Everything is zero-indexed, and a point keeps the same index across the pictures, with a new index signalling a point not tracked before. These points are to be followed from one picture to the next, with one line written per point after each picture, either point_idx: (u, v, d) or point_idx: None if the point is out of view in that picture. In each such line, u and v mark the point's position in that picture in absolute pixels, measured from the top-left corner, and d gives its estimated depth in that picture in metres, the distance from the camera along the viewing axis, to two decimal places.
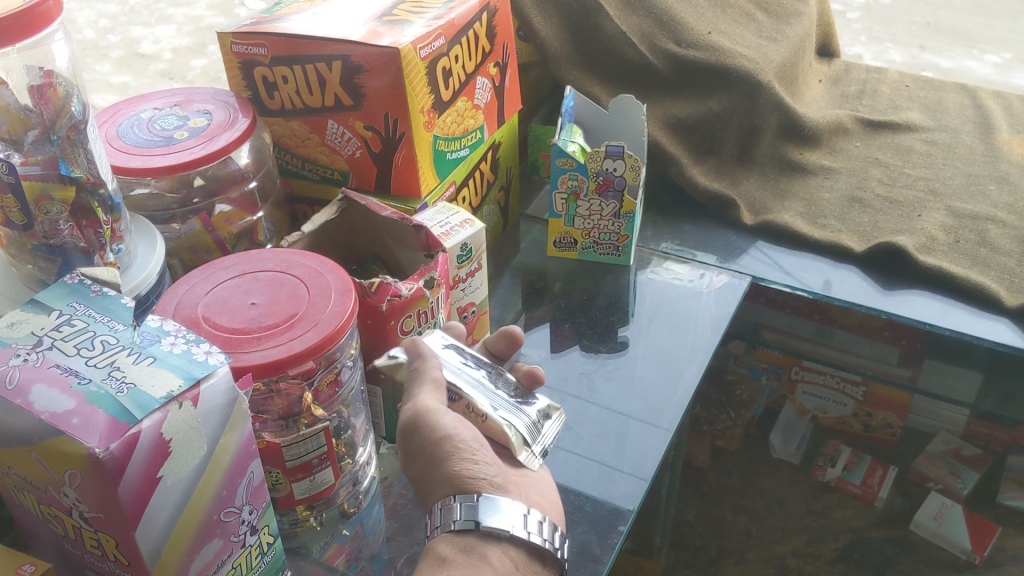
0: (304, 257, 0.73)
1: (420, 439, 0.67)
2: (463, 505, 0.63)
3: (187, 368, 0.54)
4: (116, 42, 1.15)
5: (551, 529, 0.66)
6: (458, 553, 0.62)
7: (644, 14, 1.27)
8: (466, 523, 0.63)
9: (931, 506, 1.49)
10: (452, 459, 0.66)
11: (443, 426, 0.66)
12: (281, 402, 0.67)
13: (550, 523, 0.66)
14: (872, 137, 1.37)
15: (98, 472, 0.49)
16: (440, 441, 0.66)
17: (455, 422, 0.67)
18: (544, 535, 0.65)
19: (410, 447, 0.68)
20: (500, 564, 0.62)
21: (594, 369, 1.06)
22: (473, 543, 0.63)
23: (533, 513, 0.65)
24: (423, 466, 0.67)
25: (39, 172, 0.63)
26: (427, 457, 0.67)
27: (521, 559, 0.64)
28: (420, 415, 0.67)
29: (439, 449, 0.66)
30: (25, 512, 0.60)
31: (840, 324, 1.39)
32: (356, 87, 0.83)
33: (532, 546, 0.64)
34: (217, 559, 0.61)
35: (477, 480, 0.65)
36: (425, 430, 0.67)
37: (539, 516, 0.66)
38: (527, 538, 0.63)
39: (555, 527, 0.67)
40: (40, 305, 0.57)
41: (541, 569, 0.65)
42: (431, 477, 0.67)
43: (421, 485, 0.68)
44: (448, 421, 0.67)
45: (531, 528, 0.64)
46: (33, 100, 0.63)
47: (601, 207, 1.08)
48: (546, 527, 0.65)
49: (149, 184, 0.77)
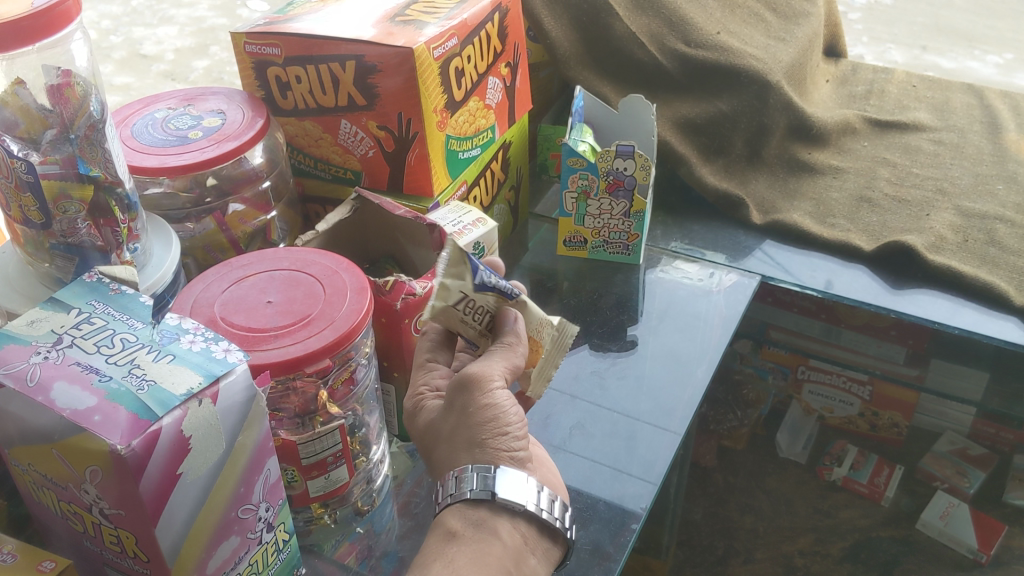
0: (319, 256, 0.74)
1: (468, 399, 0.66)
2: (479, 475, 0.64)
3: (207, 366, 0.54)
4: (119, 43, 1.15)
5: (561, 508, 0.67)
6: (468, 527, 0.63)
7: (652, 14, 1.28)
8: (481, 494, 0.63)
9: (938, 506, 1.50)
10: (486, 427, 0.65)
11: (493, 397, 0.65)
12: (296, 400, 0.68)
13: (560, 502, 0.67)
14: (879, 137, 1.37)
15: (119, 468, 0.50)
16: (484, 409, 0.65)
17: (506, 395, 0.66)
18: (554, 514, 0.66)
19: (452, 398, 0.67)
20: (509, 538, 0.63)
21: (605, 368, 1.06)
22: (484, 516, 0.64)
23: (546, 490, 0.66)
24: (456, 422, 0.66)
25: (57, 171, 0.64)
26: (465, 416, 0.66)
27: (530, 534, 0.65)
28: (478, 379, 0.65)
29: (480, 415, 0.65)
30: (43, 510, 0.61)
31: (847, 324, 1.40)
32: (369, 87, 0.83)
33: (543, 522, 0.65)
34: (234, 556, 0.61)
35: (499, 452, 0.65)
36: (480, 396, 0.65)
37: (551, 494, 0.67)
38: (538, 513, 0.64)
39: (565, 505, 0.68)
40: (60, 303, 0.58)
41: (549, 546, 0.67)
42: (461, 436, 0.66)
43: (449, 437, 0.67)
44: (500, 393, 0.66)
45: (544, 505, 0.65)
46: (52, 100, 0.64)
47: (611, 206, 1.09)
48: (558, 505, 0.66)
49: (162, 184, 0.78)
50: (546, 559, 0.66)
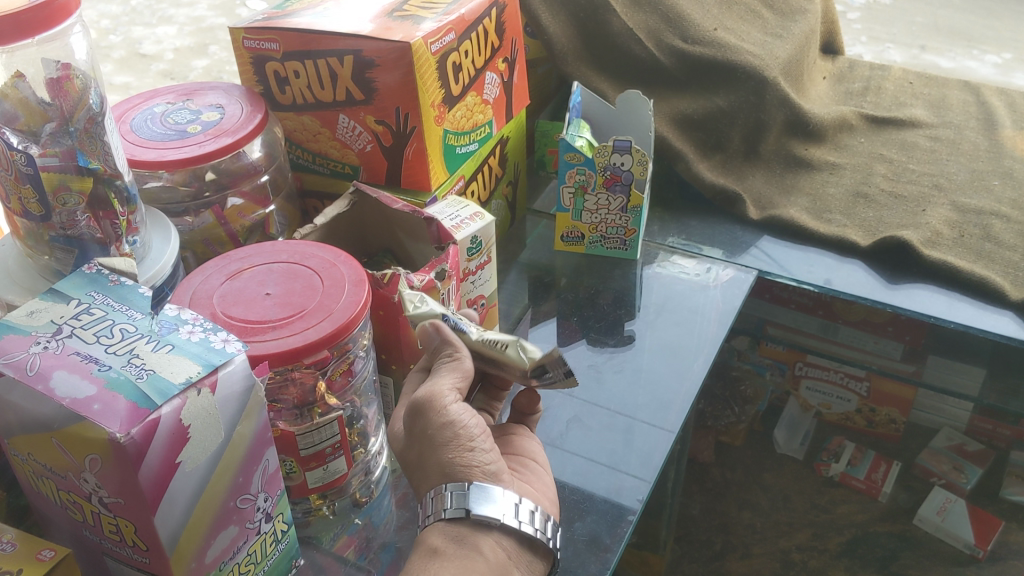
0: (317, 249, 0.74)
1: (425, 423, 0.67)
2: (454, 493, 0.64)
3: (205, 356, 0.55)
4: (118, 43, 1.16)
5: (543, 518, 0.67)
6: (450, 543, 0.64)
7: (650, 11, 1.28)
8: (457, 512, 0.64)
9: (936, 501, 1.51)
10: (450, 447, 0.66)
11: (448, 414, 0.66)
12: (295, 391, 0.68)
13: (542, 513, 0.67)
14: (876, 134, 1.38)
15: (119, 456, 0.50)
16: (443, 428, 0.66)
17: (462, 410, 0.66)
18: (536, 525, 0.66)
19: (413, 425, 0.68)
20: (491, 554, 0.64)
21: (602, 362, 1.07)
22: (465, 532, 0.64)
23: (525, 503, 0.66)
24: (422, 448, 0.67)
25: (57, 163, 0.64)
26: (427, 441, 0.67)
27: (513, 549, 0.65)
28: (429, 400, 0.66)
29: (440, 435, 0.66)
30: (43, 499, 0.61)
31: (845, 320, 1.41)
32: (367, 82, 0.84)
33: (523, 535, 0.65)
34: (233, 546, 0.62)
35: (471, 467, 0.65)
36: (434, 417, 0.66)
37: (531, 506, 0.66)
38: (518, 527, 0.64)
39: (548, 516, 0.68)
40: (59, 294, 0.58)
41: (533, 559, 0.67)
42: (429, 460, 0.67)
43: (419, 465, 0.68)
44: (454, 408, 0.66)
45: (523, 517, 0.65)
46: (51, 94, 0.64)
47: (608, 201, 1.09)
48: (538, 517, 0.66)
49: (161, 177, 0.78)
50: (532, 571, 0.67)
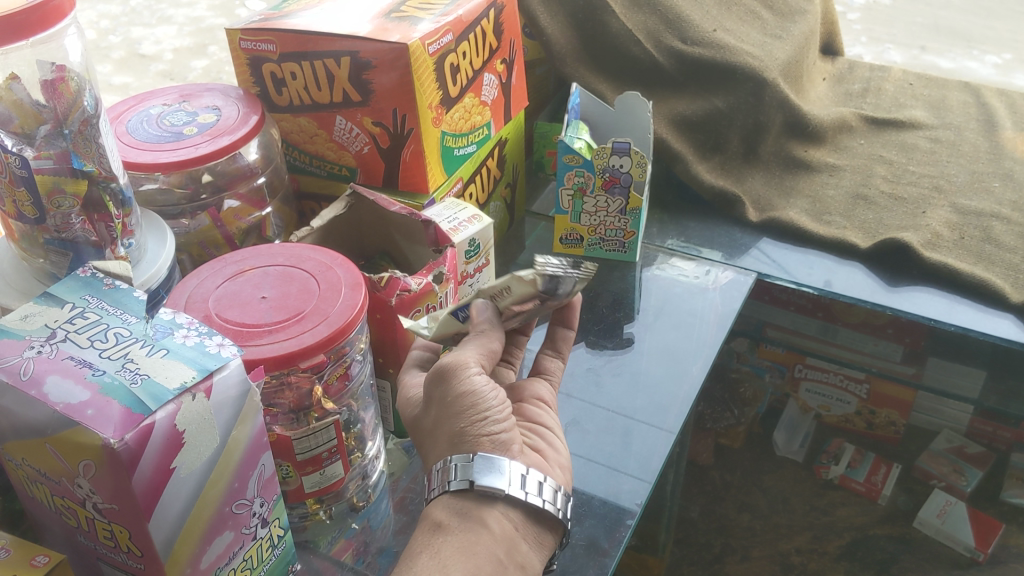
0: (314, 252, 0.74)
1: (446, 390, 0.65)
2: (460, 463, 0.63)
3: (201, 360, 0.54)
4: (117, 43, 1.15)
5: (553, 490, 0.65)
6: (454, 517, 0.63)
7: (649, 12, 1.28)
8: (462, 484, 0.63)
9: (935, 504, 1.50)
10: (465, 415, 0.65)
11: (470, 383, 0.65)
12: (290, 395, 0.67)
13: (552, 484, 0.66)
14: (875, 135, 1.38)
15: (112, 462, 0.50)
16: (462, 397, 0.65)
17: (484, 380, 0.65)
18: (544, 497, 0.64)
19: (433, 391, 0.67)
20: (498, 527, 0.62)
21: (601, 365, 1.06)
22: (470, 506, 0.63)
23: (532, 472, 0.65)
24: (439, 414, 0.66)
25: (51, 166, 0.64)
26: (443, 409, 0.66)
27: (520, 521, 0.64)
28: (452, 367, 0.65)
29: (458, 404, 0.65)
30: (37, 505, 0.61)
31: (844, 322, 1.40)
32: (363, 83, 0.83)
33: (531, 506, 0.64)
34: (228, 551, 0.61)
35: (479, 438, 0.65)
36: (455, 384, 0.65)
37: (540, 477, 0.65)
38: (525, 498, 0.63)
39: (557, 487, 0.66)
40: (53, 298, 0.57)
41: (540, 531, 0.66)
42: (442, 428, 0.66)
43: (434, 430, 0.67)
44: (477, 378, 0.65)
45: (529, 489, 0.64)
46: (45, 95, 0.64)
47: (608, 203, 1.09)
48: (547, 488, 0.65)
49: (157, 180, 0.77)
50: (541, 544, 0.65)
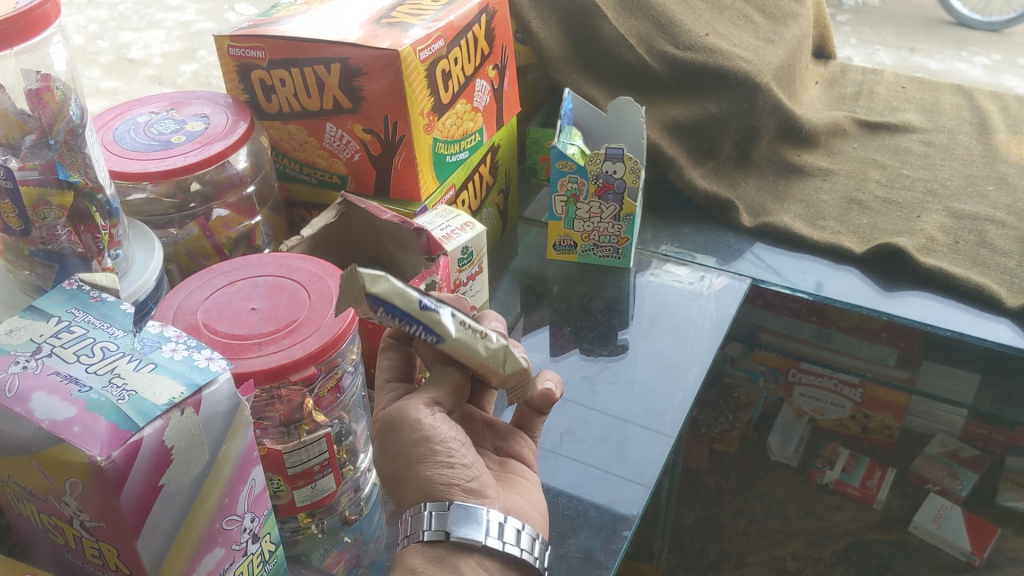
0: (304, 262, 0.73)
1: (398, 440, 0.63)
2: (433, 514, 0.61)
3: (188, 375, 0.53)
4: (105, 48, 1.14)
5: (530, 539, 0.63)
6: (430, 564, 0.61)
7: (642, 16, 1.27)
8: (438, 533, 0.61)
9: (931, 508, 1.50)
10: (427, 463, 0.62)
11: (424, 430, 0.62)
12: (281, 408, 0.67)
13: (530, 532, 0.64)
14: (869, 139, 1.38)
15: (99, 481, 0.48)
16: (419, 444, 0.62)
17: (437, 423, 0.63)
18: (521, 545, 0.63)
19: (388, 443, 0.64)
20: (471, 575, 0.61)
21: (595, 373, 1.05)
22: (444, 553, 0.61)
23: (510, 521, 0.63)
24: (399, 467, 0.63)
25: (36, 177, 0.62)
26: (401, 459, 0.63)
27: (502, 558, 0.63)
28: (403, 416, 0.63)
29: (416, 453, 0.62)
30: (24, 522, 0.59)
31: (838, 328, 1.37)
32: (354, 90, 0.82)
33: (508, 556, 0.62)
34: (218, 568, 0.60)
35: (449, 485, 0.62)
36: (408, 433, 0.62)
37: (518, 524, 0.63)
38: (501, 547, 0.61)
39: (536, 535, 0.64)
40: (39, 311, 0.56)
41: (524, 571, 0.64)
42: (405, 478, 0.63)
43: (398, 479, 0.64)
44: (429, 421, 0.63)
45: (507, 538, 0.62)
46: (30, 105, 0.63)
47: (601, 209, 1.08)
48: (525, 536, 0.63)
49: (146, 189, 0.77)
50: None
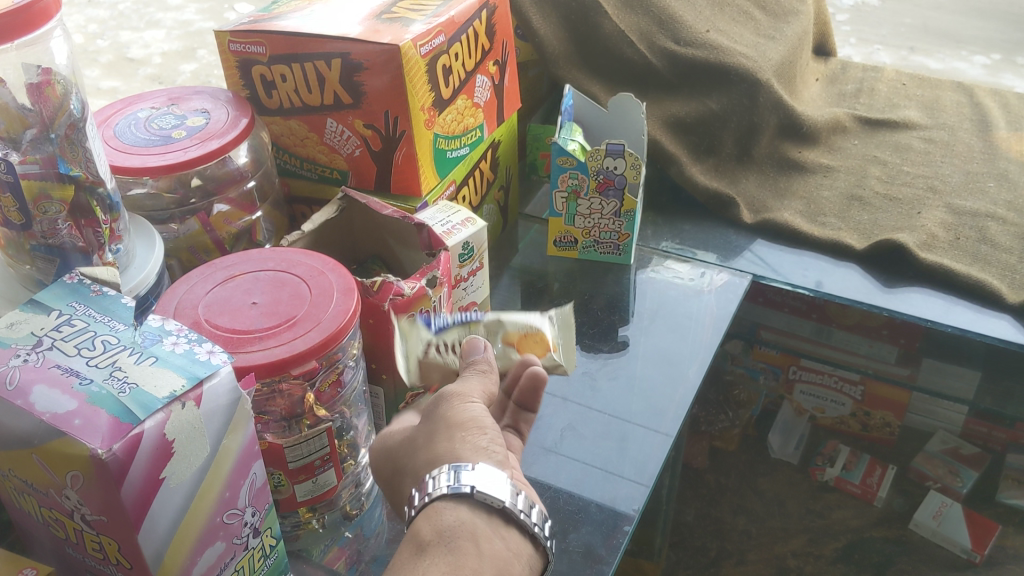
0: (305, 257, 0.73)
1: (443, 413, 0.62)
2: (455, 470, 0.56)
3: (190, 368, 0.53)
4: (105, 47, 1.14)
5: (540, 516, 0.59)
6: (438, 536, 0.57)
7: (642, 13, 1.27)
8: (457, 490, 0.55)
9: (931, 505, 1.50)
10: (462, 429, 0.60)
11: (470, 405, 0.62)
12: (283, 403, 0.66)
13: (540, 511, 0.59)
14: (870, 136, 1.38)
15: (100, 473, 0.48)
16: (461, 415, 0.61)
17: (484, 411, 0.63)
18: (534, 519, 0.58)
19: (431, 415, 0.63)
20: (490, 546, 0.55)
21: (596, 369, 1.05)
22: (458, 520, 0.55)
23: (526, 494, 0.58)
24: (433, 432, 0.62)
25: (37, 171, 0.63)
26: (440, 426, 0.62)
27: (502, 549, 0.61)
28: (457, 393, 0.63)
29: (455, 420, 0.61)
30: (24, 516, 0.59)
31: (840, 324, 1.39)
32: (355, 85, 0.82)
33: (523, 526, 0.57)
34: (218, 562, 0.60)
35: (474, 447, 0.59)
36: (455, 406, 0.62)
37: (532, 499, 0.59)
38: (518, 514, 0.56)
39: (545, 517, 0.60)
40: (40, 305, 0.56)
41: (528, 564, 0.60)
42: (435, 443, 0.61)
43: (427, 446, 0.61)
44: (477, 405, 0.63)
45: (524, 506, 0.57)
46: (31, 99, 0.62)
47: (601, 206, 1.08)
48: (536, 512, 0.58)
49: (146, 184, 0.77)
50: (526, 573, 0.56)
